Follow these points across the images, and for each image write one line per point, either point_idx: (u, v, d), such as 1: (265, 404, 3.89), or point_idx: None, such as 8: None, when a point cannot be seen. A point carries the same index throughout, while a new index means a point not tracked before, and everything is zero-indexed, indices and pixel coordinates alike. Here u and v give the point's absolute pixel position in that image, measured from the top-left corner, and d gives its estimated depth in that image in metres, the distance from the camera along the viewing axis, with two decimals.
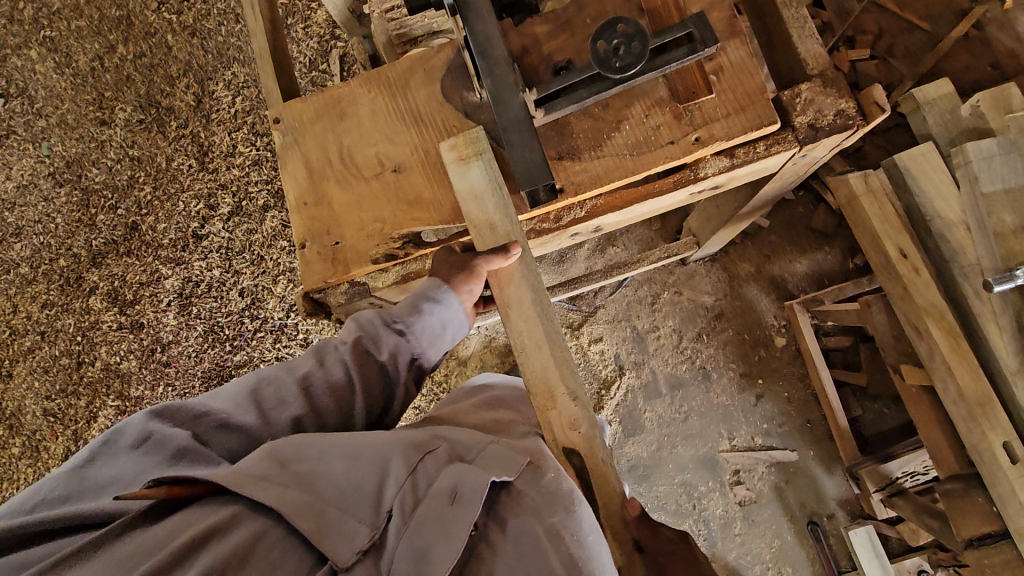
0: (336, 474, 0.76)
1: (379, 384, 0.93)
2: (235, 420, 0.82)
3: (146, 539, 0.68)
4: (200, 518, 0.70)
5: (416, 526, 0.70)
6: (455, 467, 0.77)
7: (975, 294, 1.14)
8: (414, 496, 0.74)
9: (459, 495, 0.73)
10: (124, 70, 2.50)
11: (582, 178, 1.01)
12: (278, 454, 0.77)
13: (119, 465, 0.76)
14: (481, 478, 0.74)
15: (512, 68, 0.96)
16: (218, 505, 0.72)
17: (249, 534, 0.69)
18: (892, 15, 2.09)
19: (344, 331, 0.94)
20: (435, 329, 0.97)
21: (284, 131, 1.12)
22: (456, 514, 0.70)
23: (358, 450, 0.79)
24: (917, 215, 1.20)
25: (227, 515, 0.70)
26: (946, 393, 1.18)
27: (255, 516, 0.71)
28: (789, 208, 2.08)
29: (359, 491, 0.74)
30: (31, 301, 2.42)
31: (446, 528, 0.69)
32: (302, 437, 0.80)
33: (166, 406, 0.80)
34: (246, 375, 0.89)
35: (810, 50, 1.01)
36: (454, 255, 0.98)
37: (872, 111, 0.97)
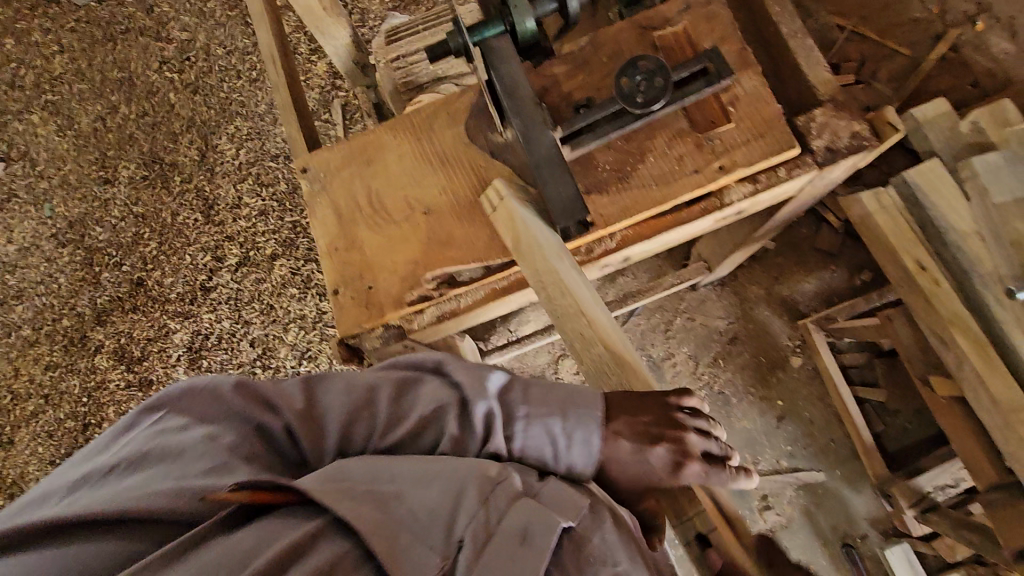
0: (415, 501, 0.73)
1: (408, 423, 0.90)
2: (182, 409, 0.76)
3: (218, 552, 0.63)
4: (284, 531, 0.66)
5: (490, 559, 0.67)
6: (529, 507, 0.72)
7: (997, 302, 1.15)
8: (486, 527, 0.69)
9: (530, 534, 0.69)
10: (127, 129, 2.53)
11: (611, 210, 1.03)
12: (346, 470, 0.76)
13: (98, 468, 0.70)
14: (553, 519, 0.71)
15: (539, 106, 0.98)
16: (300, 518, 0.68)
17: (325, 558, 0.64)
18: (872, 43, 2.20)
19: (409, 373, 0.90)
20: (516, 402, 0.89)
21: (310, 179, 1.13)
22: (528, 555, 0.67)
23: (434, 474, 0.76)
24: (930, 229, 1.23)
25: (308, 531, 0.66)
26: (978, 402, 1.19)
27: (335, 538, 0.67)
28: (792, 230, 2.12)
29: (431, 519, 0.71)
30: (34, 363, 2.37)
31: (521, 569, 0.66)
32: (374, 460, 0.77)
33: (246, 383, 0.80)
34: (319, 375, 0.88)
35: (819, 77, 1.06)
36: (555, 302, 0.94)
37: (888, 131, 1.02)
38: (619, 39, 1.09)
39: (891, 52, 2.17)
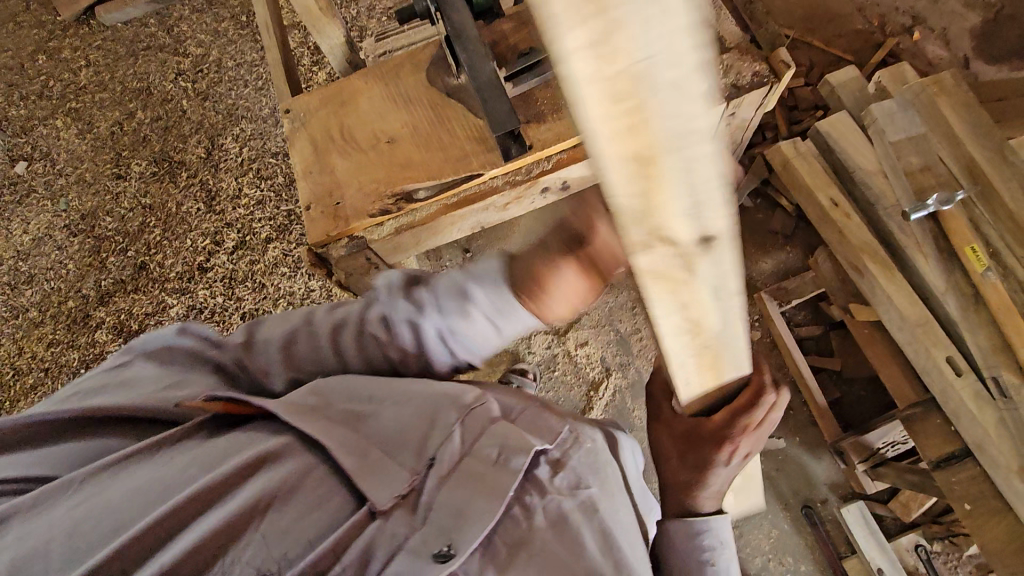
0: (393, 418, 0.97)
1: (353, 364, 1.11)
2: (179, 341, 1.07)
3: (199, 453, 0.88)
4: (251, 442, 0.90)
5: (463, 474, 0.90)
6: (501, 431, 0.95)
7: (900, 229, 1.29)
8: (461, 449, 0.94)
9: (501, 458, 0.92)
10: (141, 132, 2.77)
11: (547, 135, 1.20)
12: (328, 391, 1.01)
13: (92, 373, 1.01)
14: (523, 445, 0.93)
15: (483, 44, 1.16)
16: (263, 434, 0.92)
17: (299, 468, 0.87)
18: (819, 50, 2.42)
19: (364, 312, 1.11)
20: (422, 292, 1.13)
21: (293, 118, 1.31)
22: (499, 472, 0.90)
23: (406, 397, 1.00)
24: (842, 171, 1.39)
25: (273, 446, 0.89)
26: (890, 321, 1.31)
27: (306, 451, 0.90)
28: (749, 215, 2.27)
29: (407, 439, 0.95)
30: (38, 342, 2.51)
31: (488, 481, 0.89)
32: (358, 382, 1.03)
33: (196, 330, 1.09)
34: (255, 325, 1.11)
35: (728, 30, 1.24)
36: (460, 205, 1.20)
37: (781, 68, 1.19)
38: None
39: (836, 58, 2.38)
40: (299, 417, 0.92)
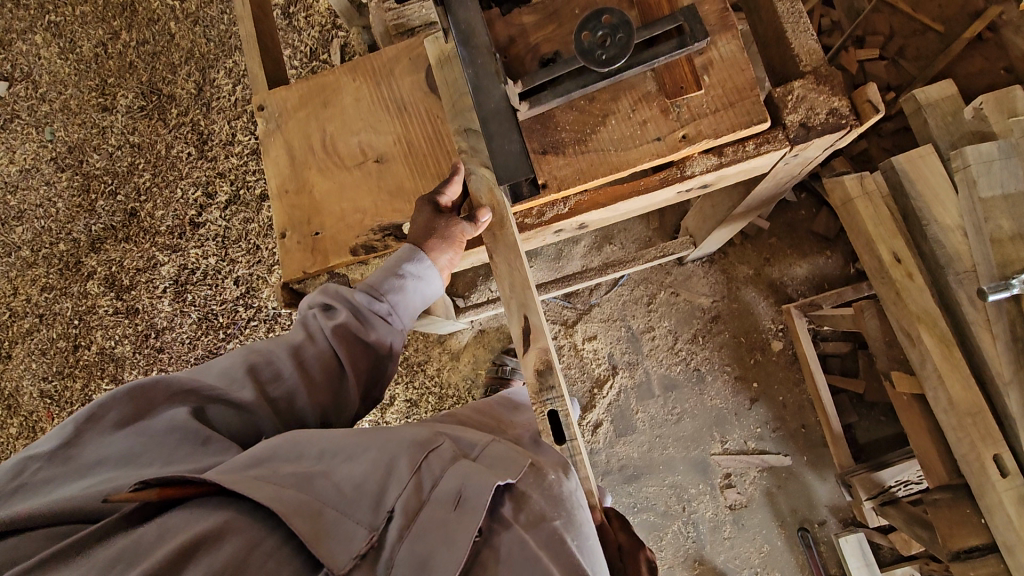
0: (340, 474, 0.79)
1: (367, 358, 0.99)
2: (231, 394, 0.86)
3: (132, 542, 0.68)
4: (191, 522, 0.70)
5: (421, 528, 0.74)
6: (461, 471, 0.80)
7: (969, 301, 1.11)
8: (418, 499, 0.77)
9: (463, 499, 0.76)
10: (126, 57, 2.48)
11: (566, 172, 0.99)
12: (272, 449, 0.80)
13: (103, 443, 0.77)
14: (486, 480, 0.78)
15: (494, 56, 0.92)
16: (209, 510, 0.72)
17: (241, 546, 0.70)
18: (905, 16, 2.03)
19: (329, 312, 0.98)
20: (414, 298, 1.01)
21: (267, 117, 1.11)
22: (459, 520, 0.74)
23: (360, 448, 0.82)
24: (912, 220, 1.17)
25: (216, 525, 0.70)
26: (937, 402, 1.15)
27: (250, 526, 0.72)
28: (790, 211, 2.03)
29: (359, 492, 0.77)
30: (31, 284, 2.44)
31: (450, 533, 0.73)
32: (298, 436, 0.83)
33: (146, 382, 0.81)
34: (237, 351, 0.92)
35: (804, 46, 0.99)
36: (428, 218, 0.98)
37: (866, 110, 0.95)
38: None
39: (923, 28, 1.99)
40: (241, 484, 0.73)
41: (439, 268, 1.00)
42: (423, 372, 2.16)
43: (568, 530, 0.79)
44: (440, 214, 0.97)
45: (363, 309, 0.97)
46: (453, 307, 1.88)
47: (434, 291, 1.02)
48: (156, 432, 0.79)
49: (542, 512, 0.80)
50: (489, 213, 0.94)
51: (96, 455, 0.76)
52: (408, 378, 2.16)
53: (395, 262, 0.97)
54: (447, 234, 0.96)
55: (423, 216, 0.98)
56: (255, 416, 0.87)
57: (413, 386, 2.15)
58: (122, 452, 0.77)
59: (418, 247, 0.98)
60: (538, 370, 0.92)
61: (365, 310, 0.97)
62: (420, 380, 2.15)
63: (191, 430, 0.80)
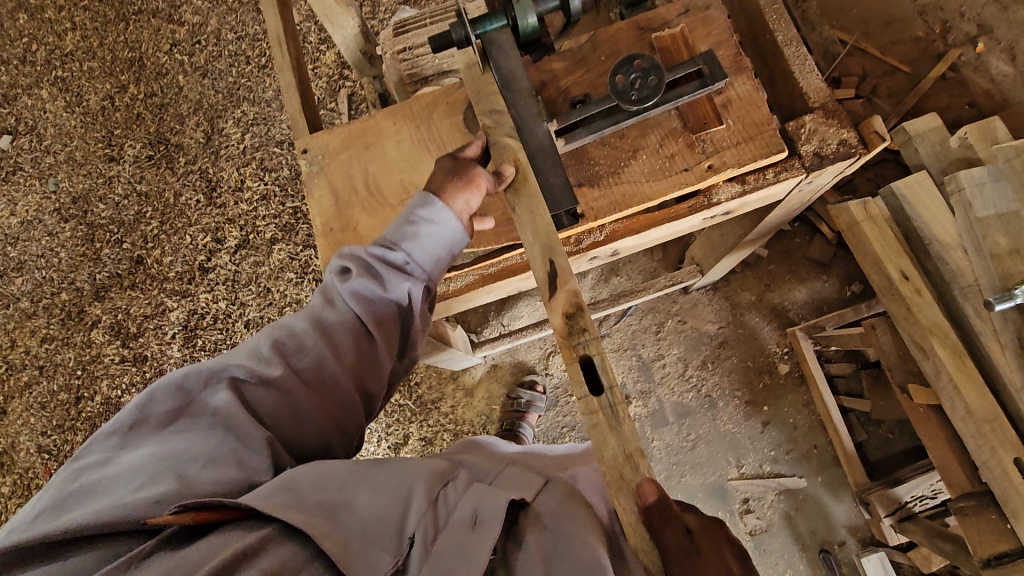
0: (360, 505, 0.80)
1: (393, 317, 0.96)
2: (261, 372, 0.86)
3: (170, 561, 0.68)
4: (227, 544, 0.70)
5: (440, 552, 0.75)
6: (475, 495, 0.82)
7: (976, 313, 1.19)
8: (435, 525, 0.78)
9: (479, 521, 0.78)
10: (135, 109, 2.54)
11: (601, 204, 1.06)
12: (293, 480, 0.79)
13: (147, 443, 0.80)
14: (497, 498, 0.80)
15: (535, 99, 1.00)
16: (244, 530, 0.73)
17: (280, 562, 0.71)
18: (875, 58, 2.17)
19: (344, 277, 0.95)
20: (433, 244, 0.96)
21: (310, 160, 1.16)
22: (477, 538, 0.76)
23: (380, 482, 0.83)
24: (915, 239, 1.26)
25: (253, 543, 0.71)
26: (954, 411, 1.22)
27: (284, 544, 0.73)
28: (785, 238, 2.13)
29: (381, 522, 0.78)
30: (30, 335, 2.40)
31: (471, 552, 0.75)
32: (317, 467, 0.82)
33: (179, 375, 0.84)
34: (262, 334, 0.93)
35: (812, 85, 1.08)
36: (450, 167, 0.98)
37: (873, 140, 1.04)
38: (618, 40, 1.12)
39: (892, 68, 2.15)
40: (274, 507, 0.74)
41: (457, 213, 0.96)
42: (437, 410, 2.15)
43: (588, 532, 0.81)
44: (459, 160, 0.97)
45: (377, 260, 0.94)
46: (470, 342, 1.91)
47: (455, 235, 0.97)
48: (196, 425, 0.82)
49: (558, 518, 0.82)
50: (513, 167, 0.94)
51: (141, 454, 0.78)
52: (423, 416, 2.15)
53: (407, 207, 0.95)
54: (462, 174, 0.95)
55: (442, 166, 0.99)
56: (287, 391, 0.87)
57: (428, 425, 2.14)
58: (164, 447, 0.79)
59: (432, 192, 0.96)
60: (566, 314, 0.87)
61: (383, 266, 0.94)
62: (434, 418, 2.14)
63: (228, 414, 0.82)
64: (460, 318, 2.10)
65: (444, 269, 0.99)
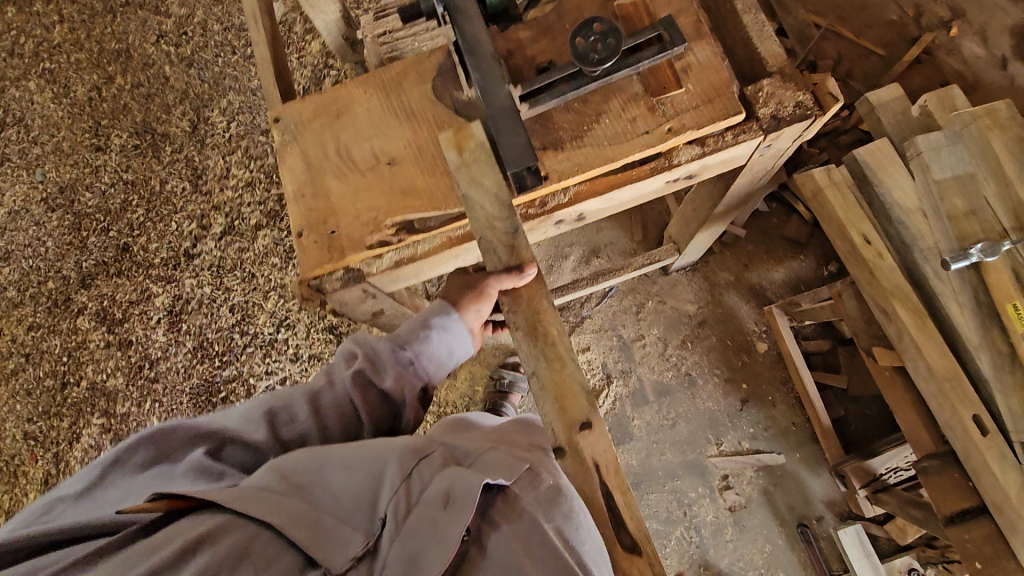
0: (335, 484, 0.86)
1: (380, 405, 1.06)
2: (247, 437, 0.95)
3: (144, 544, 0.74)
4: (196, 524, 0.77)
5: (411, 529, 0.81)
6: (450, 475, 0.87)
7: (936, 274, 1.21)
8: (408, 503, 0.84)
9: (452, 500, 0.83)
10: (121, 99, 2.56)
11: (565, 165, 1.08)
12: (278, 467, 0.87)
13: (125, 482, 0.86)
14: (474, 480, 0.85)
15: (499, 62, 1.04)
16: (211, 514, 0.79)
17: (243, 539, 0.76)
18: (850, 42, 2.20)
19: (350, 360, 1.06)
20: (438, 349, 1.08)
21: (283, 129, 1.19)
22: (448, 516, 0.81)
23: (357, 461, 0.89)
24: (877, 205, 1.29)
25: (220, 523, 0.77)
26: (917, 372, 1.24)
27: (248, 524, 0.78)
28: (763, 219, 2.16)
29: (354, 500, 0.84)
30: (17, 323, 2.42)
31: (439, 531, 0.80)
32: (299, 453, 0.90)
33: (170, 428, 0.92)
34: (253, 398, 1.02)
35: (769, 51, 1.12)
36: (463, 279, 1.07)
37: (828, 102, 1.08)
38: (582, 9, 1.15)
39: (867, 52, 2.18)
40: (239, 500, 0.80)
41: (466, 322, 1.08)
42: None
43: (560, 536, 0.85)
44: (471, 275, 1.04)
45: (384, 354, 1.05)
46: None
47: (458, 346, 1.09)
48: (172, 471, 0.88)
49: (531, 512, 0.87)
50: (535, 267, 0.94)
51: (120, 490, 0.85)
52: None
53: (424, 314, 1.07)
54: (477, 290, 1.00)
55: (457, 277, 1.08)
56: (268, 456, 0.97)
57: None
58: (142, 485, 0.86)
59: (448, 302, 1.08)
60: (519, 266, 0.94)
61: (391, 357, 1.05)
62: None
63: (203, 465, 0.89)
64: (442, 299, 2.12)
65: (439, 373, 1.10)
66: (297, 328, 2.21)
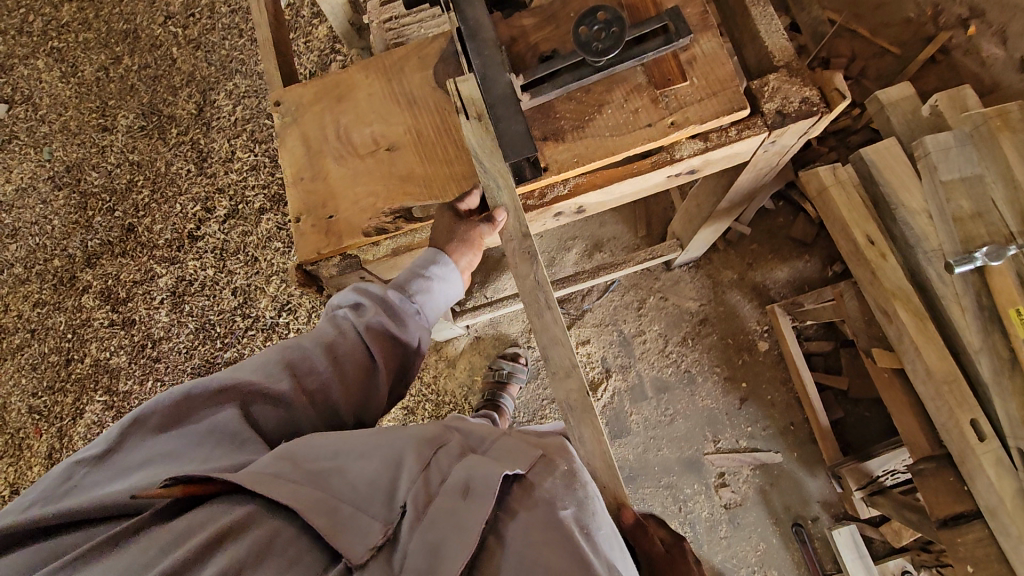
0: (352, 472, 0.81)
1: (397, 354, 1.04)
2: (269, 389, 0.91)
3: (161, 535, 0.73)
4: (215, 517, 0.75)
5: (430, 519, 0.74)
6: (468, 463, 0.80)
7: (938, 277, 1.20)
8: (426, 491, 0.77)
9: (471, 488, 0.76)
10: (129, 80, 2.56)
11: (565, 156, 1.07)
12: (292, 454, 0.83)
13: (147, 446, 0.84)
14: (493, 469, 0.77)
15: (499, 49, 1.02)
16: (230, 504, 0.77)
17: (265, 533, 0.74)
18: (863, 40, 2.17)
19: (356, 310, 1.02)
20: (439, 300, 1.07)
21: (284, 112, 1.18)
22: (468, 507, 0.74)
23: (372, 448, 0.83)
24: (883, 205, 1.27)
25: (240, 516, 0.75)
26: (916, 375, 1.23)
27: (270, 517, 0.76)
28: (769, 217, 2.14)
29: (372, 487, 0.79)
30: (23, 300, 2.44)
31: (460, 521, 0.73)
32: (315, 439, 0.85)
33: (187, 388, 0.88)
34: (267, 353, 0.97)
35: (777, 44, 1.10)
36: (455, 222, 1.04)
37: (834, 98, 1.05)
38: None
39: (882, 50, 2.14)
40: (258, 483, 0.76)
41: (461, 269, 1.06)
42: (420, 379, 2.18)
43: (582, 530, 0.75)
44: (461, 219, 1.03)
45: (395, 303, 1.03)
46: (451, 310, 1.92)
47: (455, 292, 1.09)
48: (194, 434, 0.85)
49: (550, 502, 0.76)
50: (505, 212, 0.99)
51: (142, 455, 0.82)
52: None
53: (420, 263, 1.04)
54: (465, 238, 1.02)
55: (444, 219, 1.04)
56: (291, 409, 0.93)
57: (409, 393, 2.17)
58: (164, 450, 0.83)
59: (440, 248, 1.04)
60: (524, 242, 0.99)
61: (400, 306, 1.03)
62: (416, 387, 2.17)
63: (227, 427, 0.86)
64: None
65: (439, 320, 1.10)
66: (298, 313, 2.22)
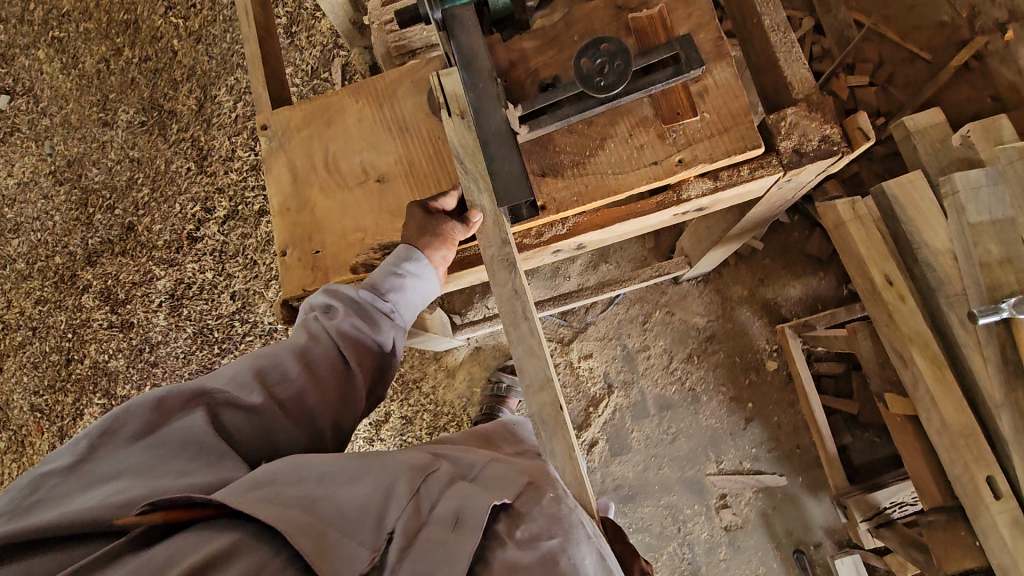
0: (339, 494, 0.74)
1: (373, 355, 0.99)
2: (242, 399, 0.84)
3: (140, 562, 0.65)
4: (199, 544, 0.67)
5: (420, 551, 0.69)
6: (460, 492, 0.76)
7: (960, 323, 1.13)
8: (417, 519, 0.72)
9: (462, 520, 0.72)
10: (128, 74, 2.50)
11: (564, 195, 1.01)
12: (275, 472, 0.75)
13: (117, 455, 0.75)
14: (485, 500, 0.74)
15: (495, 81, 0.95)
16: (216, 531, 0.69)
17: (254, 564, 0.66)
18: (893, 44, 2.04)
19: (326, 312, 0.97)
20: (414, 296, 1.01)
21: (270, 136, 1.13)
22: (459, 540, 0.70)
23: (360, 471, 0.77)
24: (904, 242, 1.19)
25: (226, 545, 0.67)
26: (930, 423, 1.17)
27: (259, 547, 0.68)
28: (784, 232, 2.05)
29: (361, 513, 0.72)
30: (25, 297, 2.44)
31: (453, 553, 0.69)
32: (298, 459, 0.78)
33: (160, 394, 0.79)
34: (239, 360, 0.90)
35: (797, 74, 1.02)
36: (427, 219, 1.00)
37: (857, 137, 0.97)
38: (594, 18, 1.05)
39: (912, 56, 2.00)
40: (245, 502, 0.69)
41: (435, 265, 1.01)
42: (419, 390, 2.16)
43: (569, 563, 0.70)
44: (433, 217, 1.00)
45: (365, 303, 0.97)
46: (450, 325, 1.87)
47: (433, 289, 1.03)
48: (170, 443, 0.77)
49: (537, 534, 0.72)
50: (481, 214, 0.94)
51: (111, 467, 0.74)
52: (403, 395, 2.16)
53: (392, 261, 0.98)
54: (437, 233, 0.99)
55: (416, 217, 1.00)
56: (268, 420, 0.86)
57: (408, 404, 2.15)
58: (135, 462, 0.75)
59: (413, 245, 0.99)
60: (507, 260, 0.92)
61: (371, 307, 0.98)
62: (414, 398, 2.15)
63: (203, 438, 0.79)
64: (444, 299, 2.07)
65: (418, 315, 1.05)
66: None
